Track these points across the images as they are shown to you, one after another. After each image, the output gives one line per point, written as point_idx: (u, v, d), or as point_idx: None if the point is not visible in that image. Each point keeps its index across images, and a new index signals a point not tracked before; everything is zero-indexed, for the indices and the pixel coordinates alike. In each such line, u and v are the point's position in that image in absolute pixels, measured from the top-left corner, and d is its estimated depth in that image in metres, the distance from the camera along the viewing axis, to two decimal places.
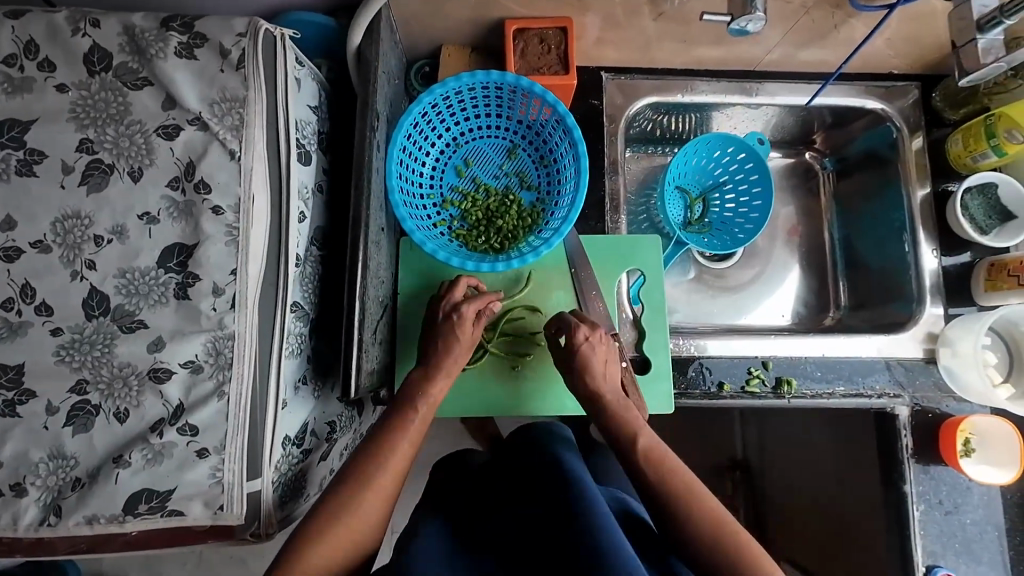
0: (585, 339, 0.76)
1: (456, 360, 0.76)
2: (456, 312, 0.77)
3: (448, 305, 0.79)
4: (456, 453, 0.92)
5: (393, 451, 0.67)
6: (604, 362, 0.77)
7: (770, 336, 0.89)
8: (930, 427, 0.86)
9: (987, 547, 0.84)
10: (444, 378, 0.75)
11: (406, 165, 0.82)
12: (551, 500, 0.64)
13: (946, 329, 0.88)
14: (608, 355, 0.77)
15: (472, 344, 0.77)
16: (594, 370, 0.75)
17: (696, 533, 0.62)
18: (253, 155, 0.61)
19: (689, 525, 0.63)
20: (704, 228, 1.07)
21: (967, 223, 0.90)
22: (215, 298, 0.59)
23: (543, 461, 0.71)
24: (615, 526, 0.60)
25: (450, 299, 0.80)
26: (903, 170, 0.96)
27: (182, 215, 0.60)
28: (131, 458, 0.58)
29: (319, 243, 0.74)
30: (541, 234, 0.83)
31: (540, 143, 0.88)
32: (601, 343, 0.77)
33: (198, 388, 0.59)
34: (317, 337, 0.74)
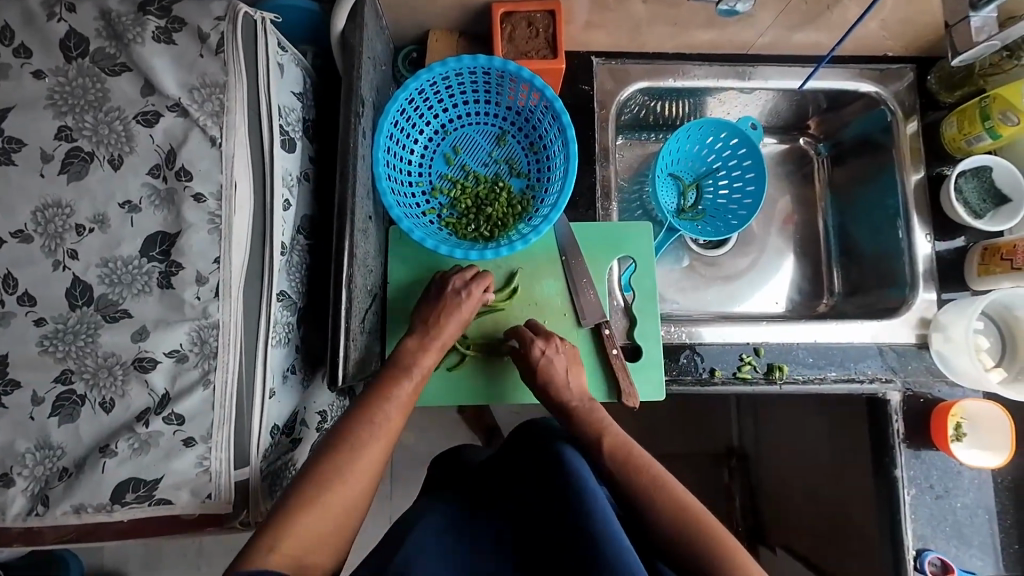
0: (542, 353, 0.79)
1: (450, 333, 0.78)
2: (467, 290, 0.79)
3: (459, 279, 0.81)
4: (450, 447, 0.92)
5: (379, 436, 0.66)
6: (567, 369, 0.80)
7: (761, 323, 0.89)
8: (921, 412, 0.86)
9: (978, 530, 0.84)
10: (436, 350, 0.76)
11: (394, 152, 0.81)
12: (543, 494, 0.64)
13: (939, 313, 0.88)
14: (569, 362, 0.80)
15: (466, 320, 0.79)
16: (556, 381, 0.78)
17: (668, 530, 0.61)
18: (235, 141, 0.61)
19: (661, 521, 0.62)
20: (698, 215, 1.06)
21: (960, 207, 0.89)
22: (198, 286, 0.59)
23: (536, 455, 0.72)
24: (606, 513, 0.60)
25: (462, 274, 0.82)
26: (897, 154, 0.95)
27: (164, 203, 0.60)
28: (117, 448, 0.57)
29: (306, 232, 0.73)
30: (531, 221, 0.83)
31: (530, 129, 0.87)
32: (559, 353, 0.80)
33: (184, 377, 0.59)
34: (305, 327, 0.74)
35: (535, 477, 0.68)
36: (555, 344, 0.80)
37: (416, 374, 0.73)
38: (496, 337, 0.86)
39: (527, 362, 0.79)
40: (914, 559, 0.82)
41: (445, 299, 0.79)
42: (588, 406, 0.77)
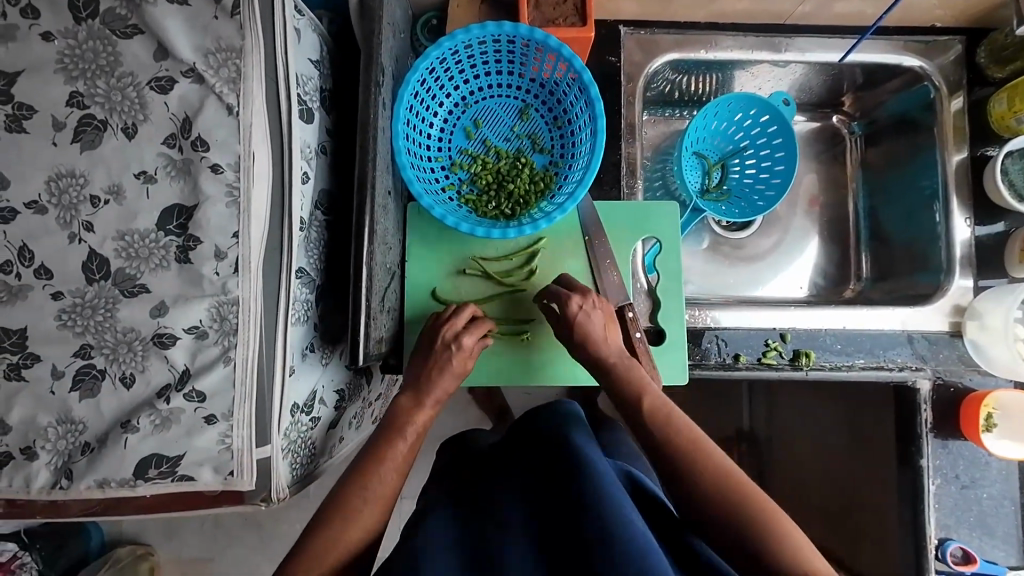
0: (579, 309, 0.74)
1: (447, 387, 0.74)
2: (457, 343, 0.74)
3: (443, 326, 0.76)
4: (461, 434, 0.93)
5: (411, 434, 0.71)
6: (604, 325, 0.75)
7: (788, 308, 0.86)
8: (951, 402, 0.84)
9: (1004, 521, 0.83)
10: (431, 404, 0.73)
11: (413, 125, 0.78)
12: (556, 477, 0.64)
13: (975, 301, 0.85)
14: (606, 319, 0.76)
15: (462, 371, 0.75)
16: (594, 336, 0.73)
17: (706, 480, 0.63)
18: (252, 110, 0.58)
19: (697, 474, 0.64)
20: (723, 195, 1.03)
21: (1005, 189, 0.85)
22: (217, 261, 0.57)
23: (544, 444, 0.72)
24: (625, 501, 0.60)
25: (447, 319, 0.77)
26: (938, 133, 0.91)
27: (180, 174, 0.57)
28: (139, 424, 0.57)
29: (324, 207, 0.71)
30: (554, 199, 0.80)
31: (554, 103, 0.83)
32: (596, 309, 0.75)
33: (204, 354, 0.58)
34: (324, 305, 0.72)
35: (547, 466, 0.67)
36: (591, 301, 0.76)
37: (428, 404, 0.73)
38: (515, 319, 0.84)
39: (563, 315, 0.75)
40: (936, 549, 0.82)
41: (434, 355, 0.74)
42: (627, 363, 0.73)
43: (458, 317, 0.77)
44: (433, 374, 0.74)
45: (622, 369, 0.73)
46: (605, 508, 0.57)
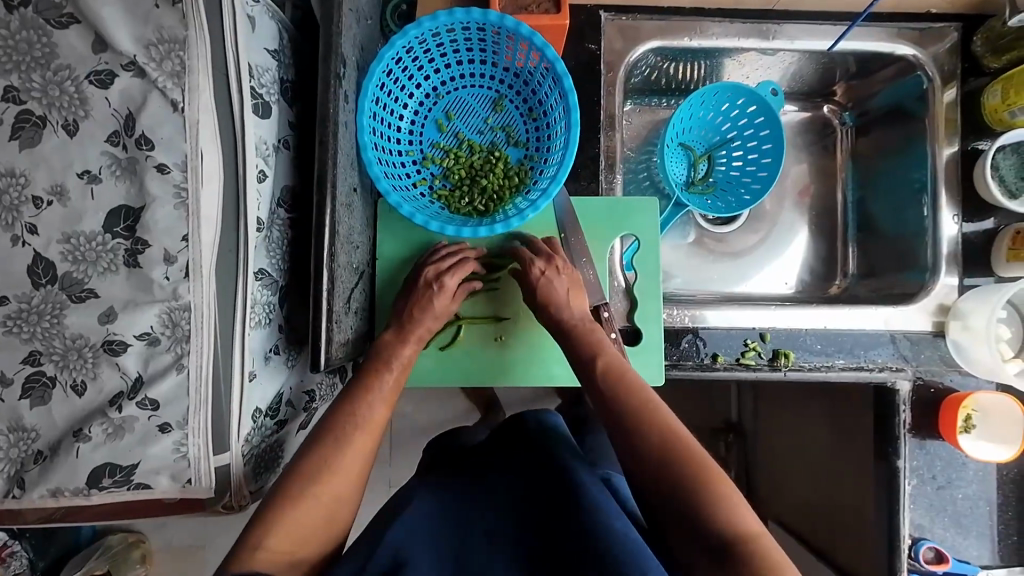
0: (541, 273, 0.75)
1: (428, 326, 0.75)
2: (439, 282, 0.75)
3: (428, 272, 0.77)
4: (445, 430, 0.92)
5: (376, 400, 0.68)
6: (569, 290, 0.76)
7: (769, 307, 0.84)
8: (931, 402, 0.83)
9: (978, 521, 0.83)
10: (416, 341, 0.75)
11: (380, 118, 0.75)
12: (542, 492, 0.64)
13: (959, 300, 0.83)
14: (570, 285, 0.76)
15: (444, 314, 0.76)
16: (556, 300, 0.75)
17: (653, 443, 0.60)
18: (199, 106, 0.55)
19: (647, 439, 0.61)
20: (708, 188, 1.00)
21: (994, 185, 0.82)
22: (167, 266, 0.55)
23: (528, 456, 0.71)
24: (608, 509, 0.59)
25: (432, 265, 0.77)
26: (930, 125, 0.88)
27: (126, 174, 0.55)
28: (91, 432, 0.56)
29: (287, 205, 0.68)
30: (528, 195, 0.77)
31: (529, 94, 0.80)
32: (560, 275, 0.76)
33: (157, 361, 0.56)
34: (290, 306, 0.70)
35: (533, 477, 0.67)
36: (558, 266, 0.76)
37: (397, 364, 0.72)
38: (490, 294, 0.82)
39: (525, 278, 0.76)
40: (910, 548, 0.82)
41: (417, 294, 0.76)
42: (586, 326, 0.74)
43: (438, 254, 0.78)
44: (414, 312, 0.75)
45: (584, 331, 0.73)
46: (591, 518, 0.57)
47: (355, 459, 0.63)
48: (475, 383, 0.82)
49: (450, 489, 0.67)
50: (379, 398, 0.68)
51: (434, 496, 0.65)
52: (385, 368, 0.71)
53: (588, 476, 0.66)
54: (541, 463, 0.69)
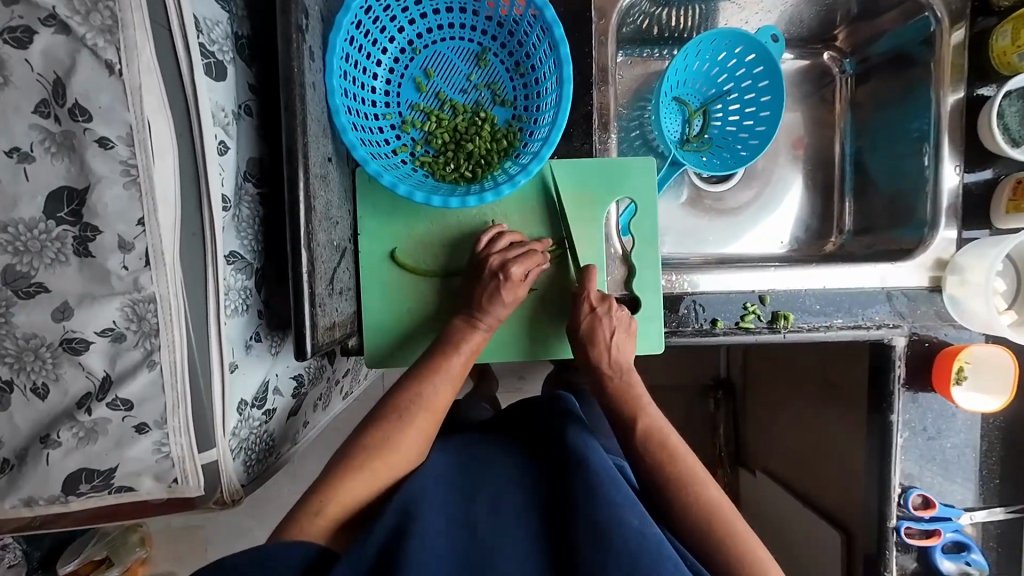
0: (589, 312, 0.73)
1: (498, 317, 0.71)
2: (505, 271, 0.70)
3: (496, 261, 0.71)
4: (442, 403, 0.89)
5: (442, 381, 0.68)
6: (614, 334, 0.73)
7: (768, 268, 0.82)
8: (924, 357, 0.83)
9: (963, 468, 0.85)
10: (485, 329, 0.71)
11: (351, 77, 0.68)
12: (553, 478, 0.61)
13: (957, 255, 0.82)
14: (619, 332, 0.73)
15: (516, 304, 0.72)
16: (596, 342, 0.72)
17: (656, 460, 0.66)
18: (140, 67, 0.48)
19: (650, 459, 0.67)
20: (704, 145, 0.95)
21: (998, 132, 0.79)
22: (124, 254, 0.49)
23: (545, 437, 0.68)
24: (626, 499, 0.56)
25: (495, 252, 0.72)
26: (935, 71, 0.83)
27: (63, 150, 0.48)
28: (60, 438, 0.51)
29: (255, 178, 0.62)
30: (518, 159, 0.71)
31: (515, 45, 0.73)
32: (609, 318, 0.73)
33: (125, 357, 0.51)
34: (269, 289, 0.64)
35: (549, 460, 0.65)
36: (609, 308, 0.73)
37: (467, 348, 0.70)
38: (557, 283, 0.79)
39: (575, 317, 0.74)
40: (899, 496, 0.84)
41: (482, 284, 0.71)
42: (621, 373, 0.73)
43: (502, 243, 0.73)
44: (483, 302, 0.71)
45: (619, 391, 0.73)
46: (602, 509, 0.54)
47: (414, 439, 0.64)
48: (492, 362, 0.80)
49: (458, 470, 0.64)
50: (444, 379, 0.68)
51: (441, 461, 0.66)
52: (454, 353, 0.70)
53: (599, 454, 0.63)
54: (555, 445, 0.65)
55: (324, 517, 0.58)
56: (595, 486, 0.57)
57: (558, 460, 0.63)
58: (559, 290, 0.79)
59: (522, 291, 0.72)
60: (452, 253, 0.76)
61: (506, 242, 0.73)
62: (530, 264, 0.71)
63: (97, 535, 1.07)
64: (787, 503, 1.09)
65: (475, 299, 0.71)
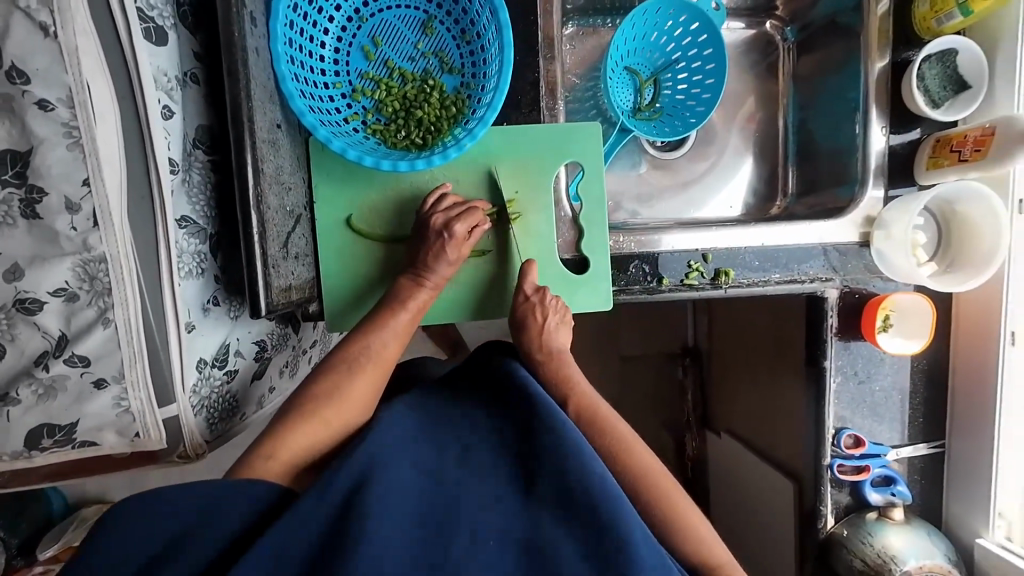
0: (525, 300, 0.79)
1: (443, 275, 0.74)
2: (448, 230, 0.73)
3: (439, 221, 0.74)
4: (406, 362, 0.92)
5: (389, 335, 0.71)
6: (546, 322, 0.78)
7: (710, 228, 0.87)
8: (855, 307, 0.89)
9: (891, 409, 0.92)
10: (430, 288, 0.75)
11: (297, 45, 0.69)
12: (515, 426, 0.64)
13: (884, 211, 0.87)
14: (554, 321, 0.79)
15: (459, 262, 0.75)
16: (530, 326, 0.78)
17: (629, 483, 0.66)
18: (76, 30, 0.49)
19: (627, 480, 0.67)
20: (655, 114, 0.99)
21: (919, 95, 0.84)
22: (71, 215, 0.51)
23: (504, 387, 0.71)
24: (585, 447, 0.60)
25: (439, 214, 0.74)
26: (864, 39, 0.87)
27: (3, 113, 0.49)
28: (20, 395, 0.53)
29: (204, 145, 0.63)
30: (466, 124, 0.74)
31: (460, 13, 0.75)
32: (545, 311, 0.78)
33: (79, 316, 0.53)
34: (225, 255, 0.66)
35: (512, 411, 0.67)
36: (546, 303, 0.79)
37: (413, 306, 0.73)
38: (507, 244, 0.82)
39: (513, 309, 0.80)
40: (833, 437, 0.91)
41: (427, 244, 0.74)
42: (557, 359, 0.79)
43: (445, 204, 0.76)
44: (428, 262, 0.74)
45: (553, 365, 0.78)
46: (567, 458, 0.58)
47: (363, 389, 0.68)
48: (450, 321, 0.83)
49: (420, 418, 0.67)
50: (392, 334, 0.72)
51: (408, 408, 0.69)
52: (401, 310, 0.73)
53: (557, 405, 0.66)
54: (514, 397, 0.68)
55: (283, 459, 0.61)
56: (558, 433, 0.60)
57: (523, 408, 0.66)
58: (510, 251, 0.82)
59: (465, 249, 0.75)
60: (398, 215, 0.79)
61: (450, 203, 0.76)
62: (473, 224, 0.74)
63: (77, 522, 1.11)
64: (743, 454, 1.17)
65: (422, 257, 0.74)
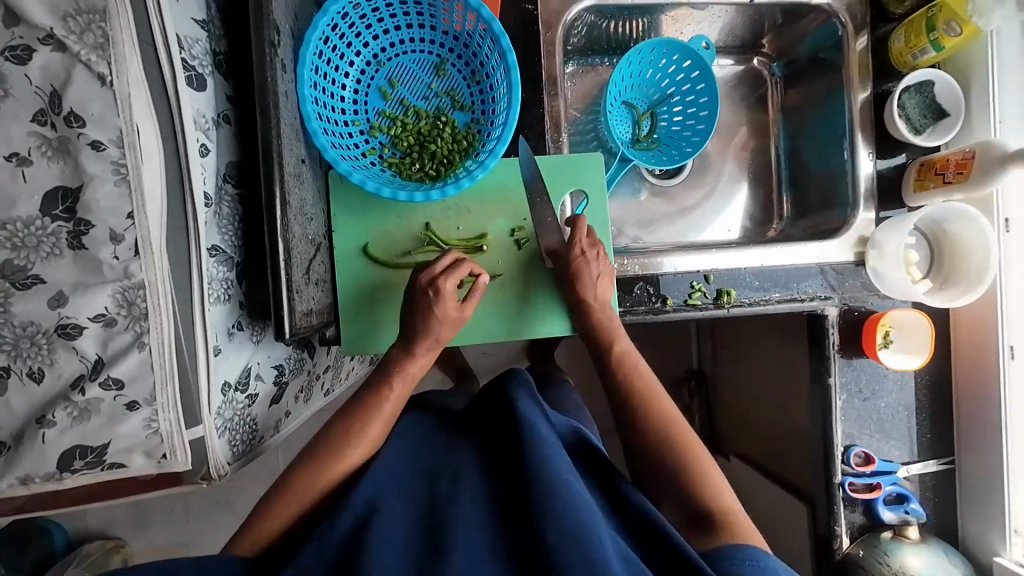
0: (581, 253, 0.79)
1: (438, 337, 0.74)
2: (435, 288, 0.73)
3: (426, 279, 0.74)
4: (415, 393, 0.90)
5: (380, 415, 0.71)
6: (600, 276, 0.79)
7: (711, 250, 0.90)
8: (855, 325, 0.92)
9: (898, 425, 0.93)
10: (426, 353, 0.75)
11: (321, 87, 0.75)
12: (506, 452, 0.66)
13: (875, 231, 0.91)
14: (604, 273, 0.80)
15: (458, 320, 0.75)
16: (586, 280, 0.78)
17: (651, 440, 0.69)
18: (129, 79, 0.54)
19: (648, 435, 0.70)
20: (653, 144, 1.04)
21: (902, 123, 0.90)
22: (115, 245, 0.55)
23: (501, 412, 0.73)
24: (562, 463, 0.61)
25: (428, 271, 0.75)
26: (846, 73, 0.94)
27: (58, 154, 0.53)
28: (55, 418, 0.55)
29: (234, 180, 0.68)
30: (477, 156, 0.79)
31: (470, 56, 0.81)
32: (596, 261, 0.79)
33: (116, 341, 0.56)
34: (249, 282, 0.70)
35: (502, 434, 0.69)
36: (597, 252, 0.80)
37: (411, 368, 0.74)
38: (516, 272, 0.85)
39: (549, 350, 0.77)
40: (842, 454, 0.92)
41: (416, 305, 0.74)
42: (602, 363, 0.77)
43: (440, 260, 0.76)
44: (419, 326, 0.73)
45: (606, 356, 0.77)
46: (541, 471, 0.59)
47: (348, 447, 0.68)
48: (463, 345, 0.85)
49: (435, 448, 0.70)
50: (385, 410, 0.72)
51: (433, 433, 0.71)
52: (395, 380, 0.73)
53: (542, 423, 0.68)
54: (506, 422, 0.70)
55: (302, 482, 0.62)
56: (536, 452, 0.62)
57: (509, 432, 0.68)
58: (520, 276, 0.85)
59: (460, 307, 0.74)
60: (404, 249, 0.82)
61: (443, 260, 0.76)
62: (456, 256, 0.76)
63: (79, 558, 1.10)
64: (754, 477, 1.16)
65: (421, 326, 0.73)
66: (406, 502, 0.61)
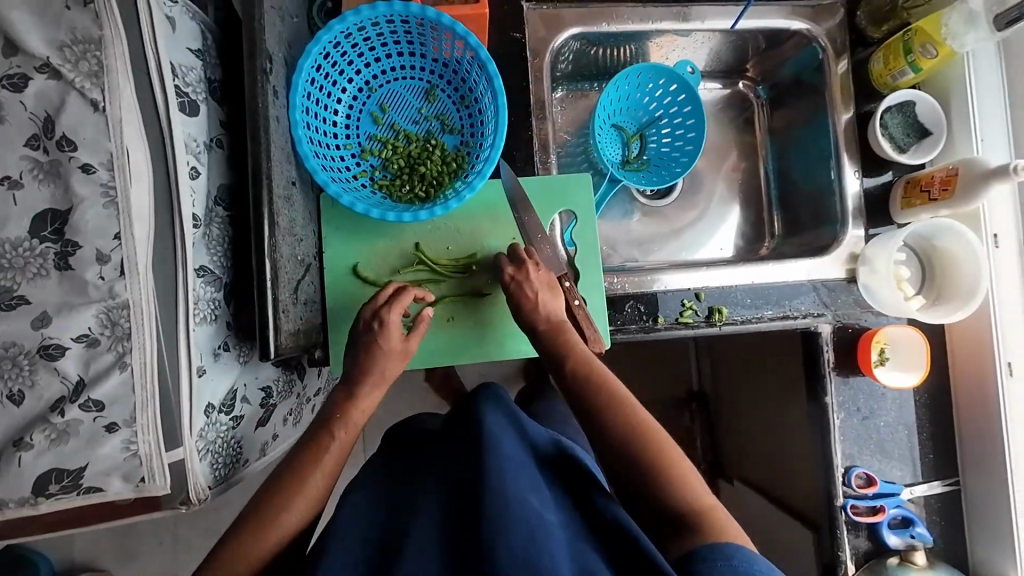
0: (511, 278, 0.78)
1: (383, 369, 0.74)
2: (378, 321, 0.74)
3: (369, 311, 0.75)
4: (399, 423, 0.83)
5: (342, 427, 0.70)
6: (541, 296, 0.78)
7: (701, 267, 0.91)
8: (850, 342, 0.91)
9: (899, 445, 0.91)
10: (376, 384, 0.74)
11: (313, 112, 0.77)
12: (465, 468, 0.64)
13: (865, 248, 0.91)
14: (544, 285, 0.79)
15: (405, 349, 0.75)
16: (526, 306, 0.78)
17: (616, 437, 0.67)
18: (120, 105, 0.55)
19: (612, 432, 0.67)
20: (642, 165, 1.06)
21: (885, 142, 0.91)
22: (101, 265, 0.55)
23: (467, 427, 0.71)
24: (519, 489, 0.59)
25: (373, 303, 0.76)
26: (829, 95, 0.96)
27: (49, 177, 0.54)
28: (33, 440, 0.55)
29: (225, 202, 0.69)
30: (465, 178, 0.80)
31: (459, 82, 0.83)
32: (530, 276, 0.79)
33: (98, 361, 0.56)
34: (237, 302, 0.70)
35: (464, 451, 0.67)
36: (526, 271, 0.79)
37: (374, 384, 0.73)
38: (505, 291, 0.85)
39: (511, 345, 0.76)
40: (843, 476, 0.89)
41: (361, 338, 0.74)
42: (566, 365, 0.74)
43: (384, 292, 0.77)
44: (364, 360, 0.73)
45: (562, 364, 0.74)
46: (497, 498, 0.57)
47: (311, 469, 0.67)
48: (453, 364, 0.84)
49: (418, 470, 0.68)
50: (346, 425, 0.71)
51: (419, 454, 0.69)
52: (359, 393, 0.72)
53: (509, 444, 0.66)
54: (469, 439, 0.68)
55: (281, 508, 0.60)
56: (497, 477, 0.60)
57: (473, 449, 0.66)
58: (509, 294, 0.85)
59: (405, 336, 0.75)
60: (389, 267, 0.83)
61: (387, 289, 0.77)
62: (398, 287, 0.77)
63: None
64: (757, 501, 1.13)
65: (360, 365, 0.73)
66: (390, 527, 0.60)
